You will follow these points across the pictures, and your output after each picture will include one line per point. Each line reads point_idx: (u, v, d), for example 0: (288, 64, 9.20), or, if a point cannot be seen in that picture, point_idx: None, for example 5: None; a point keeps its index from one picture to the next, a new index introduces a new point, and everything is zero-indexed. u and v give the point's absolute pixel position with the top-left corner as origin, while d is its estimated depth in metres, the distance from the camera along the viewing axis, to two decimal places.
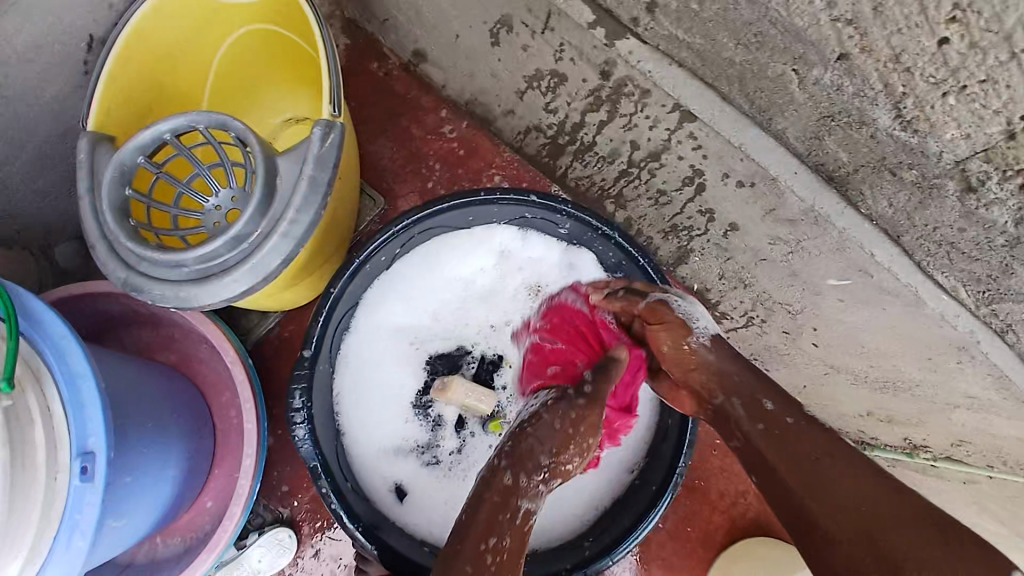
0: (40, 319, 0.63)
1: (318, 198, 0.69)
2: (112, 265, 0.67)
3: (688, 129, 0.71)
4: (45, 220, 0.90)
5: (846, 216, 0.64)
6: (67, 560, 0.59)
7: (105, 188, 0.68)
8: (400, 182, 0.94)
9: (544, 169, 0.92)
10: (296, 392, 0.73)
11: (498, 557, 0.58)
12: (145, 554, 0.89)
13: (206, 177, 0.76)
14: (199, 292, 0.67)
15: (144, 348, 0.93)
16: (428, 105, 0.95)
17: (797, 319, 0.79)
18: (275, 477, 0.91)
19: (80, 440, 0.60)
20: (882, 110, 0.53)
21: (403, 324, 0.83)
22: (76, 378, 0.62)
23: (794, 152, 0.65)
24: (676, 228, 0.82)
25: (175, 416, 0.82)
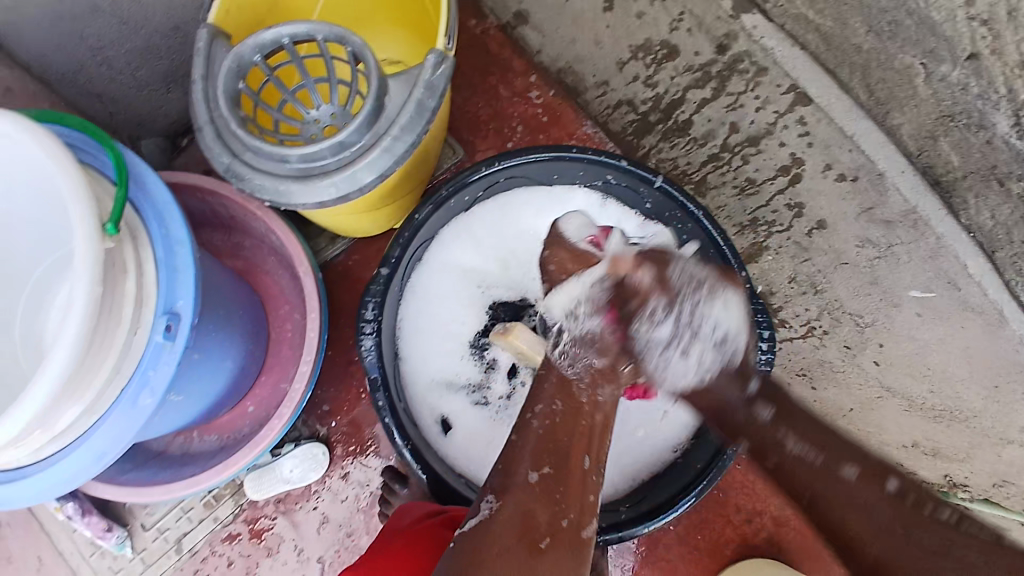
0: (144, 182, 0.65)
1: (422, 121, 0.70)
2: (219, 151, 0.69)
3: (799, 112, 0.79)
4: (139, 111, 0.94)
5: (947, 223, 0.73)
6: (130, 414, 0.61)
7: (221, 77, 0.70)
8: (480, 139, 0.94)
9: (625, 145, 0.88)
10: (369, 305, 0.75)
11: (551, 461, 0.56)
12: (180, 445, 0.92)
13: (312, 89, 0.79)
14: (298, 190, 0.69)
15: (214, 250, 0.96)
16: (518, 68, 0.93)
17: (864, 333, 0.78)
18: (318, 395, 0.94)
19: (168, 302, 0.63)
20: (1002, 115, 0.58)
21: (472, 265, 0.85)
22: (173, 244, 0.64)
23: (903, 150, 0.75)
24: (756, 222, 0.80)
25: (240, 312, 0.85)
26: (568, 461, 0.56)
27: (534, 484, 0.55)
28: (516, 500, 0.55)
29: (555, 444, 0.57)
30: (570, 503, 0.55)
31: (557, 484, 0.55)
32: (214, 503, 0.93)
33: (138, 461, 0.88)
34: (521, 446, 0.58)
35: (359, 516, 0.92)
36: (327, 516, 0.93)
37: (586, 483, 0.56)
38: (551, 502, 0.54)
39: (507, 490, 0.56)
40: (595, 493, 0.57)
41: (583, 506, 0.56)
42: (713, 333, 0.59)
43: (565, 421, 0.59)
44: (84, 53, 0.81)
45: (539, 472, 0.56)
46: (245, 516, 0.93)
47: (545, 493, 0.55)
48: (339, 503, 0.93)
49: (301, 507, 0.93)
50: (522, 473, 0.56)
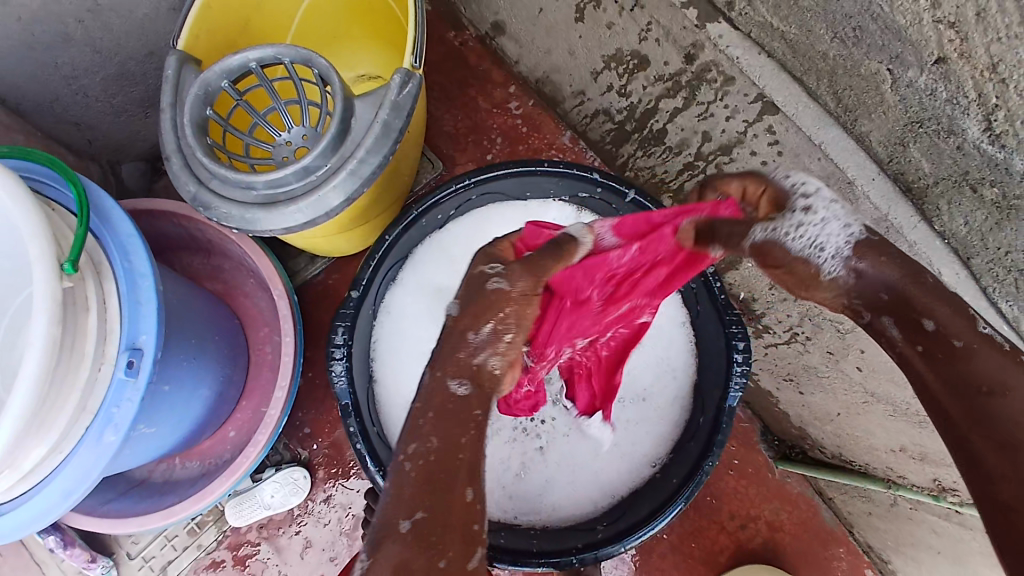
0: (109, 216, 0.65)
1: (389, 143, 0.68)
2: (186, 179, 0.68)
3: (767, 122, 0.73)
4: (116, 137, 0.93)
5: (920, 230, 0.64)
6: (95, 451, 0.60)
7: (188, 104, 0.70)
8: (460, 152, 0.96)
9: (604, 153, 0.94)
10: (338, 329, 0.75)
11: (426, 499, 0.47)
12: (162, 473, 0.92)
13: (283, 111, 0.77)
14: (264, 217, 0.67)
15: (193, 274, 0.96)
16: (497, 79, 0.96)
17: (845, 338, 0.75)
18: (299, 417, 0.94)
19: (131, 336, 0.62)
20: (972, 120, 0.54)
21: (447, 284, 0.83)
22: (135, 277, 0.64)
23: (876, 158, 0.66)
24: None
25: (215, 338, 0.84)
26: (451, 490, 0.47)
27: (407, 532, 0.45)
28: (386, 553, 0.44)
29: (432, 482, 0.47)
30: (447, 542, 0.45)
31: (434, 527, 0.46)
32: (198, 530, 0.92)
33: (120, 490, 0.88)
34: (399, 474, 0.48)
35: (342, 540, 0.92)
36: (310, 540, 0.92)
37: (471, 512, 0.47)
38: (427, 547, 0.45)
39: (380, 543, 0.45)
40: (478, 523, 0.47)
41: (469, 543, 0.46)
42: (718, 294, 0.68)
43: (445, 447, 0.49)
44: (59, 84, 0.80)
45: (411, 520, 0.46)
46: (229, 542, 0.92)
47: (419, 539, 0.45)
48: (323, 527, 0.93)
49: (284, 531, 0.92)
50: (393, 520, 0.46)
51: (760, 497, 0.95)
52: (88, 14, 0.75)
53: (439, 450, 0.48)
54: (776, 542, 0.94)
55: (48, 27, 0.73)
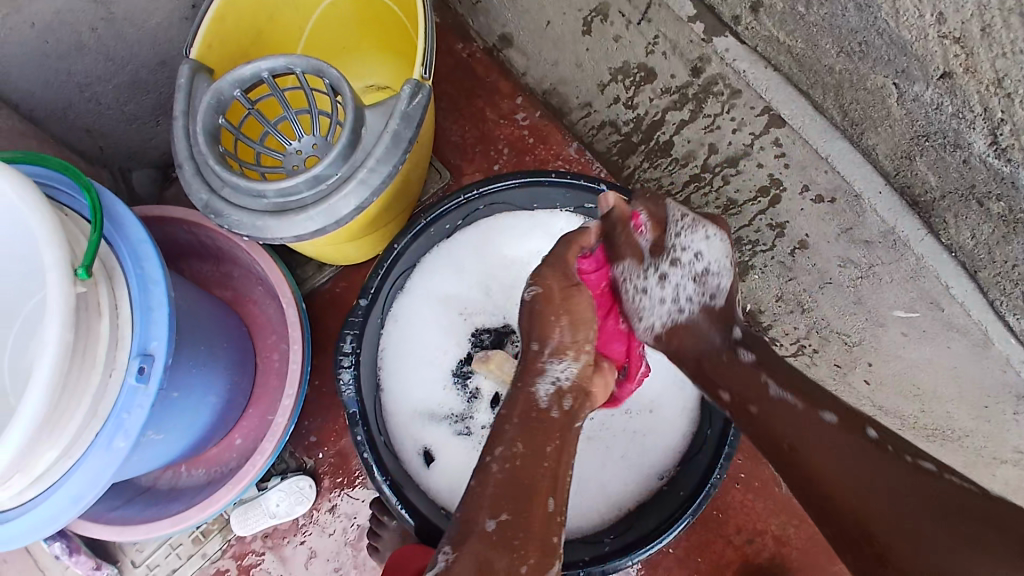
0: (122, 223, 0.66)
1: (398, 152, 0.69)
2: (197, 187, 0.69)
3: (774, 134, 0.72)
4: (128, 145, 0.95)
5: (926, 244, 0.65)
6: (106, 457, 0.61)
7: (201, 113, 0.71)
8: (467, 162, 0.97)
9: (613, 166, 0.95)
10: (347, 337, 0.76)
11: (508, 507, 0.55)
12: (168, 480, 0.92)
13: (293, 121, 0.78)
14: (274, 225, 0.68)
15: (203, 281, 0.97)
16: (505, 91, 0.98)
17: (852, 351, 0.80)
18: (304, 426, 0.94)
19: (142, 342, 0.62)
20: (977, 135, 0.55)
21: (454, 292, 0.85)
22: (147, 284, 0.64)
23: (882, 171, 0.66)
24: (741, 241, 0.84)
25: (223, 346, 0.85)
26: (531, 499, 0.56)
27: (492, 532, 0.54)
28: (471, 549, 0.53)
29: (516, 488, 0.56)
30: (527, 547, 0.54)
31: (515, 531, 0.54)
32: (203, 538, 0.92)
33: (126, 497, 0.88)
34: (484, 476, 0.58)
35: (347, 550, 0.92)
36: (315, 550, 0.92)
37: (550, 523, 0.56)
38: (509, 550, 0.53)
39: (465, 540, 0.54)
40: (556, 535, 0.56)
41: (545, 549, 0.55)
42: (694, 263, 0.66)
43: (528, 462, 0.58)
44: (73, 91, 0.81)
45: (495, 521, 0.55)
46: (233, 551, 0.92)
47: (503, 540, 0.54)
48: (327, 537, 0.93)
49: (289, 541, 0.92)
50: (477, 521, 0.55)
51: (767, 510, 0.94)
52: (103, 23, 0.77)
53: (521, 457, 0.57)
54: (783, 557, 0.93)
55: (64, 37, 0.75)
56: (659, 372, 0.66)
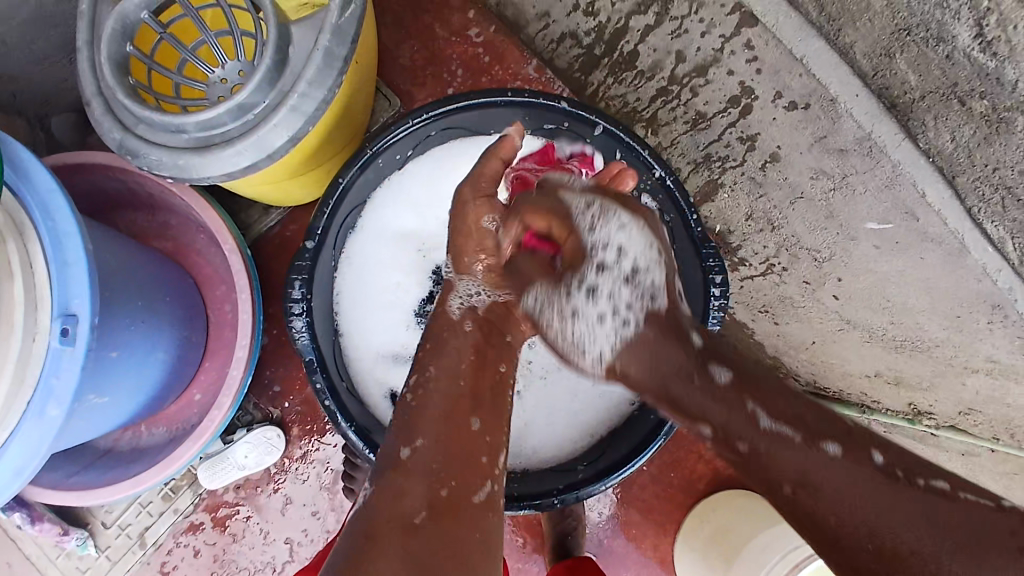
0: (27, 172, 0.58)
1: (333, 74, 0.62)
2: (109, 125, 0.62)
3: (746, 36, 0.70)
4: (43, 88, 0.85)
5: (904, 148, 0.65)
6: (41, 426, 0.56)
7: (105, 41, 0.62)
8: (417, 87, 0.87)
9: (573, 85, 0.83)
10: (295, 283, 0.71)
11: (426, 430, 0.55)
12: (128, 441, 0.88)
13: (213, 45, 0.69)
14: (199, 162, 0.62)
15: (138, 232, 0.89)
16: (455, 4, 0.86)
17: (823, 267, 0.73)
18: (266, 376, 0.91)
19: (63, 302, 0.57)
20: (963, 26, 0.51)
21: (411, 228, 0.79)
22: (61, 239, 0.58)
23: (859, 72, 0.65)
24: (709, 158, 0.75)
25: (165, 300, 0.79)
26: (454, 423, 0.56)
27: (407, 459, 0.53)
28: (388, 480, 0.52)
29: (437, 413, 0.56)
30: (448, 471, 0.53)
31: (434, 457, 0.53)
32: (173, 495, 0.90)
33: (85, 462, 0.85)
34: (413, 412, 0.56)
35: (323, 495, 0.91)
36: (290, 497, 0.91)
37: (475, 443, 0.55)
38: (428, 477, 0.52)
39: (385, 471, 0.53)
40: (484, 453, 0.55)
41: (475, 470, 0.54)
42: (620, 260, 0.60)
43: (449, 386, 0.58)
44: None
45: (410, 449, 0.54)
46: (205, 504, 0.90)
47: (419, 467, 0.53)
48: (301, 484, 0.91)
49: (262, 491, 0.90)
50: (398, 451, 0.54)
51: None
52: None
53: (439, 379, 0.58)
54: None
55: None
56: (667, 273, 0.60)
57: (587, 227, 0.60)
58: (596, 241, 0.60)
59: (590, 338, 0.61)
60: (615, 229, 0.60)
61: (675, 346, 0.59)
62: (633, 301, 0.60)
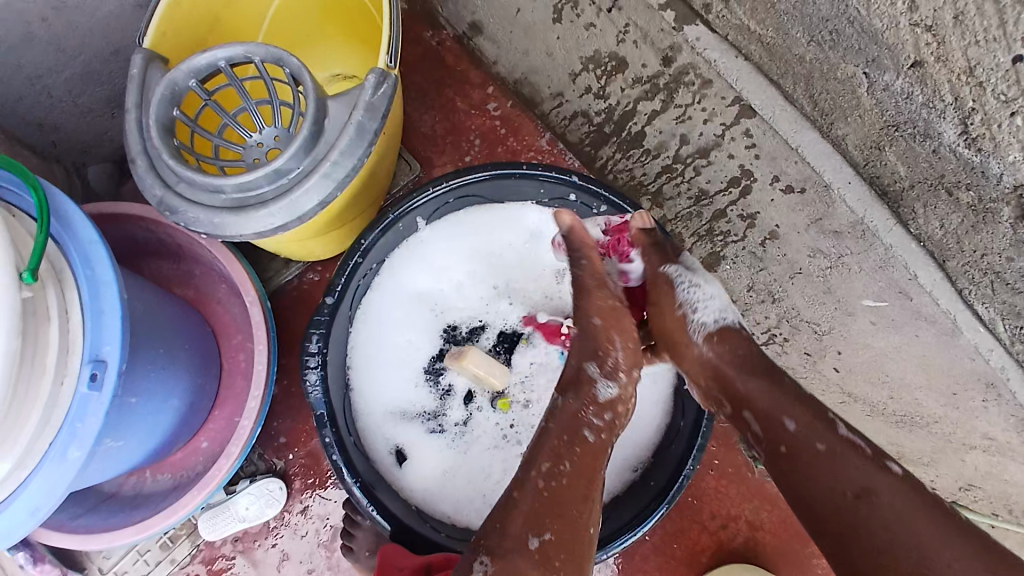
0: (71, 223, 0.62)
1: (363, 145, 0.67)
2: (151, 183, 0.66)
3: (745, 125, 0.73)
4: (83, 139, 0.90)
5: (896, 233, 0.66)
6: (61, 467, 0.58)
7: (154, 104, 0.67)
8: (438, 153, 0.92)
9: (585, 155, 0.92)
10: (312, 337, 0.74)
11: (553, 527, 0.61)
12: (132, 486, 0.89)
13: (253, 111, 0.75)
14: (234, 221, 0.66)
15: (162, 280, 0.93)
16: (475, 80, 0.93)
17: (822, 340, 0.79)
18: (274, 427, 0.92)
19: (94, 348, 0.59)
20: (948, 124, 0.56)
21: (425, 289, 0.83)
22: (98, 286, 0.61)
23: (851, 161, 0.67)
24: (712, 233, 0.83)
25: (184, 348, 0.81)
26: (566, 522, 0.61)
27: (534, 550, 0.60)
28: (512, 563, 0.59)
29: (562, 507, 0.62)
30: (564, 566, 0.60)
31: (557, 551, 0.60)
32: (171, 544, 0.90)
33: (88, 505, 0.85)
34: (518, 503, 0.62)
35: (320, 552, 0.91)
36: (287, 553, 0.90)
37: (584, 541, 0.62)
38: (547, 567, 0.59)
39: (506, 554, 0.60)
40: (588, 555, 0.62)
41: (575, 523, 0.62)
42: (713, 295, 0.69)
43: (572, 478, 0.63)
44: (22, 84, 0.77)
45: (538, 539, 0.60)
46: (202, 556, 0.90)
47: (544, 559, 0.60)
48: (299, 539, 0.91)
49: (260, 544, 0.90)
50: (513, 490, 0.63)
51: (740, 497, 0.95)
52: (53, 12, 0.72)
53: (568, 476, 0.63)
54: (756, 542, 0.94)
55: (12, 27, 0.71)
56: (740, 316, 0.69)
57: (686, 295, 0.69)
58: (693, 303, 0.68)
59: (702, 307, 0.68)
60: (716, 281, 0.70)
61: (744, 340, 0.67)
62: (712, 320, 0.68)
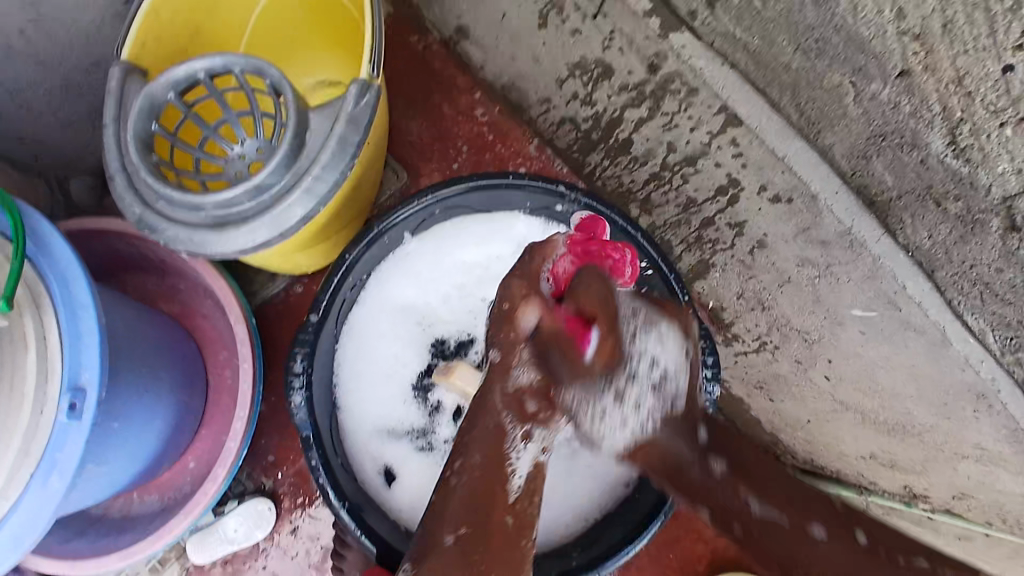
0: (48, 245, 0.61)
1: (347, 158, 0.66)
2: (131, 200, 0.65)
3: (731, 134, 0.74)
4: (66, 151, 0.89)
5: (884, 244, 0.68)
6: (40, 497, 0.57)
7: (132, 119, 0.65)
8: (424, 161, 0.90)
9: (572, 164, 0.86)
10: (298, 356, 0.72)
11: (467, 518, 0.57)
12: (120, 507, 0.88)
13: (234, 123, 0.73)
14: (215, 239, 0.65)
15: (147, 294, 0.92)
16: (462, 85, 0.90)
17: (813, 348, 0.75)
18: (262, 445, 0.91)
19: (73, 375, 0.58)
20: (935, 133, 0.58)
21: (412, 301, 0.82)
22: (77, 312, 0.60)
23: (839, 171, 0.69)
24: (701, 240, 0.79)
25: (169, 367, 0.80)
26: (489, 515, 0.58)
27: (451, 545, 0.56)
28: (434, 565, 0.55)
29: (478, 498, 0.58)
30: (485, 561, 0.55)
31: (474, 544, 0.56)
32: (160, 568, 0.89)
33: (76, 528, 0.84)
34: (446, 499, 0.59)
35: (309, 572, 0.89)
36: (277, 574, 0.89)
37: (511, 533, 0.58)
38: (467, 563, 0.55)
39: (427, 554, 0.56)
40: (519, 550, 0.57)
41: (508, 562, 0.56)
42: (651, 371, 0.57)
43: (488, 474, 0.59)
44: (5, 100, 0.76)
45: (455, 534, 0.57)
46: None
47: (461, 555, 0.56)
48: (288, 560, 0.90)
49: (250, 567, 0.89)
50: (437, 538, 0.57)
51: None
52: (30, 24, 0.72)
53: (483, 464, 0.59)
54: None
55: None
56: (688, 378, 0.60)
57: (589, 404, 0.58)
58: (596, 411, 0.58)
59: (618, 430, 0.59)
60: (658, 362, 0.57)
61: (680, 438, 0.59)
62: (632, 425, 0.58)
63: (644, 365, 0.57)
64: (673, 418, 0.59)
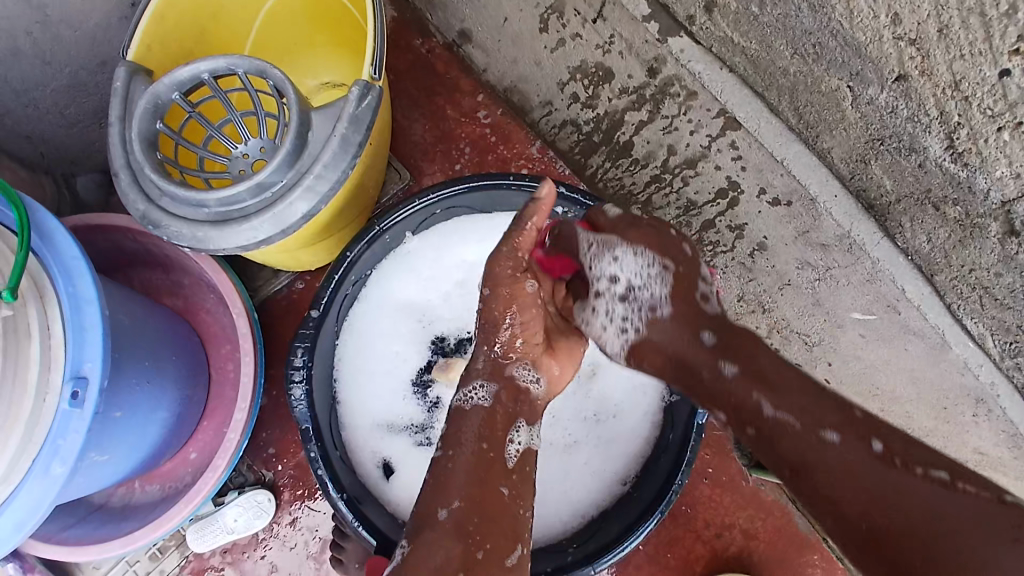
0: (53, 239, 0.62)
1: (347, 158, 0.67)
2: (135, 197, 0.66)
3: (730, 137, 0.73)
4: (73, 149, 0.90)
5: (883, 247, 0.66)
6: (43, 483, 0.58)
7: (136, 118, 0.66)
8: (428, 161, 0.92)
9: (573, 165, 0.91)
10: (298, 350, 0.73)
11: (464, 494, 0.58)
12: (122, 497, 0.89)
13: (238, 123, 0.74)
14: (217, 235, 0.65)
15: (153, 289, 0.93)
16: (466, 88, 0.93)
17: (813, 351, 0.79)
18: (263, 438, 0.92)
19: (76, 364, 0.59)
20: (934, 138, 0.56)
21: (413, 300, 0.83)
22: (81, 303, 0.61)
23: (838, 175, 0.67)
24: (702, 242, 0.82)
25: (172, 360, 0.81)
26: (484, 489, 0.59)
27: (446, 519, 0.57)
28: (428, 540, 0.56)
29: (474, 474, 0.60)
30: (482, 533, 0.57)
31: (469, 517, 0.57)
32: (160, 555, 0.90)
33: (77, 516, 0.85)
34: (445, 478, 0.60)
35: (308, 563, 0.90)
36: (276, 565, 0.90)
37: (506, 509, 0.60)
38: (464, 535, 0.56)
39: (422, 530, 0.57)
40: (516, 524, 0.59)
41: (505, 533, 0.58)
42: (614, 286, 0.65)
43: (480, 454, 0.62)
44: (9, 96, 0.77)
45: (449, 509, 0.58)
46: (192, 567, 0.90)
47: (459, 527, 0.56)
48: (288, 550, 0.90)
49: (249, 556, 0.90)
50: (432, 512, 0.58)
51: (732, 506, 0.94)
52: (37, 25, 0.73)
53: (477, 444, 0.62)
54: (750, 551, 0.93)
55: None
56: (667, 280, 0.64)
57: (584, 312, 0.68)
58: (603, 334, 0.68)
59: (607, 338, 0.68)
60: (619, 268, 0.64)
61: (683, 328, 0.63)
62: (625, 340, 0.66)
63: (598, 257, 0.65)
64: (666, 320, 0.63)
